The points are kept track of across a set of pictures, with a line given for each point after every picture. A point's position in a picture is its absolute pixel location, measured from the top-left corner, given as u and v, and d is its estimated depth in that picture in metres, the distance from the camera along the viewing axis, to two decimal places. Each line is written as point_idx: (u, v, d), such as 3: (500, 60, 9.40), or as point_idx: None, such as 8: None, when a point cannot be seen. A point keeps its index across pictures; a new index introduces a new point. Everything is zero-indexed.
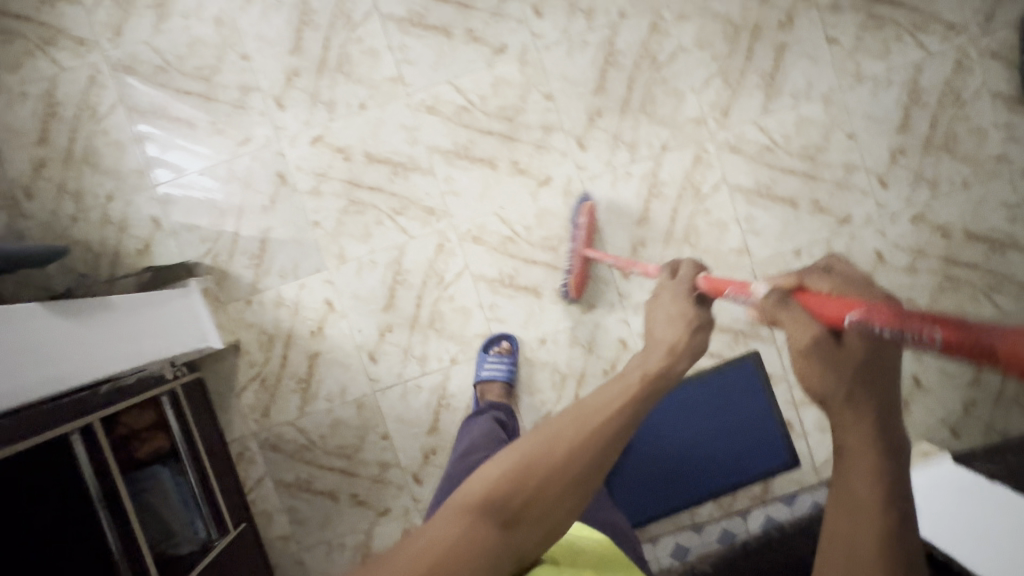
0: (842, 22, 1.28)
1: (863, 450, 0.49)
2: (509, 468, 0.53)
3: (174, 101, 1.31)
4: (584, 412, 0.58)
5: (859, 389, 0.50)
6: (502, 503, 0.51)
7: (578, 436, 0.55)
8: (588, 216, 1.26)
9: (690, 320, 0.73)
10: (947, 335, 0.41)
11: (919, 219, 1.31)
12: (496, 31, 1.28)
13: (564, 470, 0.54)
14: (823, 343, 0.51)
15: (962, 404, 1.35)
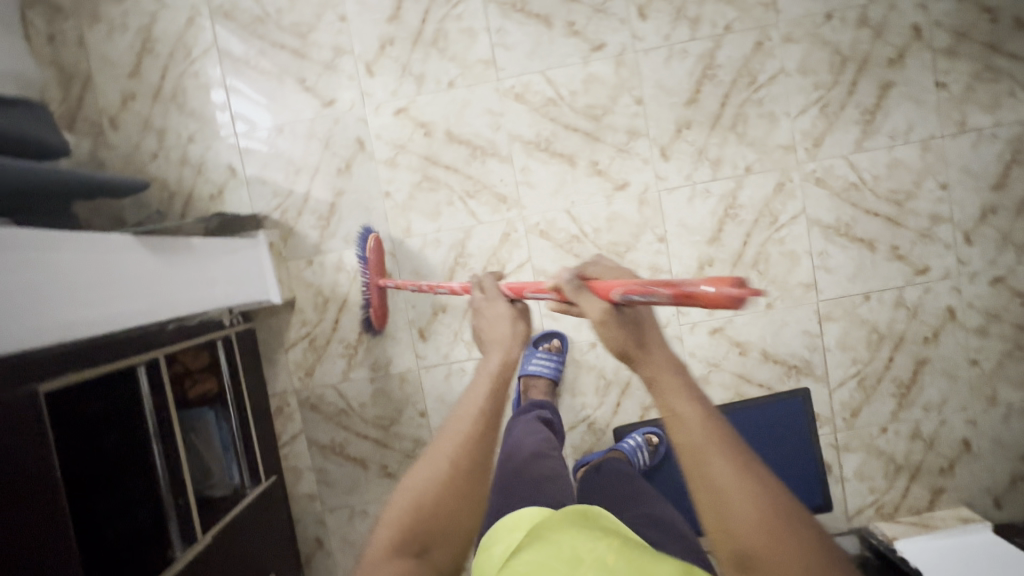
0: (955, 68, 1.23)
1: (675, 395, 0.56)
2: (397, 519, 0.60)
3: (266, 52, 1.30)
4: (447, 434, 0.66)
5: (644, 342, 0.59)
6: (408, 542, 0.59)
7: (455, 447, 0.64)
8: (373, 249, 1.21)
9: (514, 310, 0.79)
10: (677, 290, 0.54)
11: (998, 281, 1.27)
12: (597, 28, 1.26)
13: (448, 492, 0.61)
14: (613, 316, 0.60)
15: (1010, 476, 1.32)
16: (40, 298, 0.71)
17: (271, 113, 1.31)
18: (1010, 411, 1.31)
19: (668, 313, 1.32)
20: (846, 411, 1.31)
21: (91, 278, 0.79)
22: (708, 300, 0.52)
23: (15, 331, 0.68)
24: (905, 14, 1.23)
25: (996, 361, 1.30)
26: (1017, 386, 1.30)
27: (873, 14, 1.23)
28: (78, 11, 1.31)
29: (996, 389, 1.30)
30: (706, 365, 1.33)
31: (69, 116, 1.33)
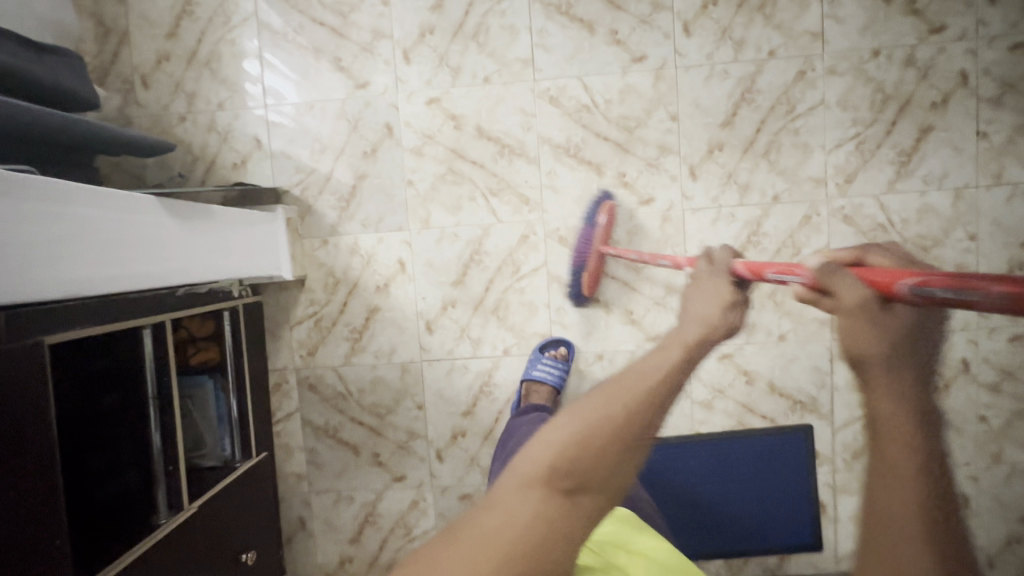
0: (998, 119, 1.21)
1: (904, 434, 0.45)
2: (560, 445, 0.54)
3: (306, 28, 1.29)
4: (617, 392, 0.56)
5: (902, 353, 0.47)
6: (565, 473, 0.53)
7: (619, 418, 0.54)
8: (606, 215, 1.22)
9: (730, 298, 0.67)
10: (1008, 287, 0.39)
11: (1017, 339, 1.25)
12: (640, 39, 1.24)
13: (617, 447, 0.54)
14: (870, 313, 0.49)
15: (1006, 537, 1.29)
16: (51, 249, 0.70)
17: (303, 89, 1.30)
18: (1014, 472, 1.28)
19: None
20: (847, 452, 1.30)
21: (105, 235, 0.78)
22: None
23: (23, 280, 0.66)
24: (953, 58, 1.21)
25: (1006, 419, 1.27)
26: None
27: (921, 55, 1.21)
28: None
29: (1002, 447, 1.28)
30: (711, 390, 1.31)
31: (103, 71, 1.33)
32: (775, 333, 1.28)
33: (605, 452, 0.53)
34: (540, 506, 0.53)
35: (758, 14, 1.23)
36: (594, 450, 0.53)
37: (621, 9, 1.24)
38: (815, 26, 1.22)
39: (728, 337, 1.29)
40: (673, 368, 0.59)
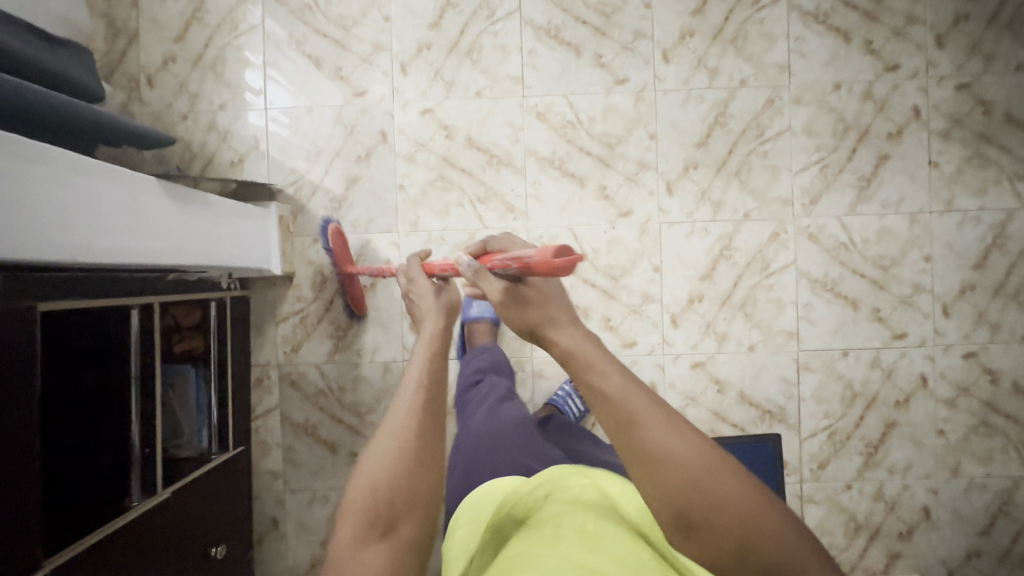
0: (948, 150, 1.32)
1: (594, 374, 0.61)
2: (362, 500, 0.67)
3: (309, 39, 1.36)
4: (385, 435, 0.71)
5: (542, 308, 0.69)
6: (378, 520, 0.66)
7: (396, 445, 0.69)
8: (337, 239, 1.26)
9: (443, 291, 0.92)
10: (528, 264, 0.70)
11: (971, 356, 1.33)
12: (622, 64, 1.34)
13: (399, 474, 0.68)
14: (507, 297, 0.71)
15: (965, 551, 1.33)
16: (49, 214, 0.72)
17: (301, 94, 1.37)
18: (971, 486, 1.33)
19: (654, 342, 1.34)
20: (813, 462, 1.34)
21: (103, 208, 0.81)
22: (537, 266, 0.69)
23: (16, 239, 0.68)
24: (907, 94, 1.32)
25: (963, 434, 1.33)
26: (981, 462, 1.33)
27: (878, 90, 1.32)
28: None
29: (960, 462, 1.33)
30: (684, 398, 1.35)
31: (109, 69, 1.38)
32: (745, 344, 1.34)
33: (395, 482, 0.67)
34: (370, 557, 0.64)
35: (731, 46, 1.33)
36: (382, 490, 0.67)
37: (606, 35, 1.34)
38: (782, 60, 1.33)
39: (701, 347, 1.34)
40: (426, 377, 0.77)
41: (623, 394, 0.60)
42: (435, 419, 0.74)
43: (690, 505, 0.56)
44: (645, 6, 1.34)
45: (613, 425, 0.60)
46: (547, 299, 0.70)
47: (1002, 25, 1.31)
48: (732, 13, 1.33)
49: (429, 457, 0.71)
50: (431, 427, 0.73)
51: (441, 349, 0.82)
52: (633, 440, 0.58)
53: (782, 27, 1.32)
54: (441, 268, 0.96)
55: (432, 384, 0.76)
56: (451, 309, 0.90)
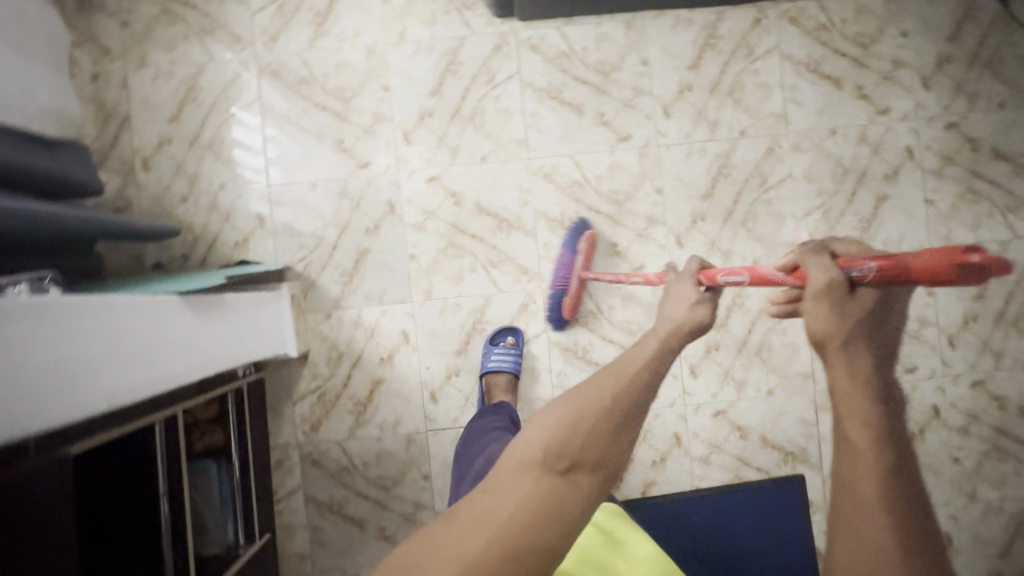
0: (942, 188, 1.36)
1: (854, 402, 0.53)
2: (552, 429, 0.62)
3: (309, 113, 1.36)
4: (603, 388, 0.68)
5: (869, 325, 0.61)
6: (556, 455, 0.60)
7: (601, 407, 0.64)
8: (587, 244, 1.30)
9: (696, 298, 0.89)
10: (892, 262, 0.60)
11: (978, 384, 1.37)
12: (624, 121, 1.36)
13: (601, 430, 0.62)
14: (835, 297, 0.63)
15: (987, 574, 1.37)
16: (92, 367, 0.70)
17: (305, 169, 1.35)
18: (988, 509, 1.37)
19: (674, 393, 1.36)
20: None
21: (139, 343, 0.79)
22: (917, 269, 0.59)
23: (75, 402, 0.68)
24: (899, 135, 1.36)
25: (976, 460, 1.37)
26: (995, 485, 1.37)
27: (871, 133, 1.36)
28: (125, 54, 1.35)
29: (976, 487, 1.37)
30: (708, 446, 1.37)
31: (101, 153, 1.35)
32: (763, 388, 1.36)
33: (594, 431, 0.62)
34: (538, 487, 0.59)
35: (729, 98, 1.36)
36: (575, 431, 0.62)
37: (606, 94, 1.36)
38: (779, 109, 1.36)
39: (721, 394, 1.36)
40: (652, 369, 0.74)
41: (879, 437, 0.51)
42: (645, 404, 0.68)
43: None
44: (642, 63, 1.36)
45: (853, 479, 0.49)
46: (873, 316, 0.62)
47: (983, 65, 1.36)
48: (727, 66, 1.36)
49: (629, 430, 0.65)
50: (640, 406, 0.66)
51: (673, 351, 0.79)
52: (864, 492, 0.48)
53: (776, 78, 1.36)
54: (729, 275, 0.84)
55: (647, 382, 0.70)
56: (698, 325, 0.85)
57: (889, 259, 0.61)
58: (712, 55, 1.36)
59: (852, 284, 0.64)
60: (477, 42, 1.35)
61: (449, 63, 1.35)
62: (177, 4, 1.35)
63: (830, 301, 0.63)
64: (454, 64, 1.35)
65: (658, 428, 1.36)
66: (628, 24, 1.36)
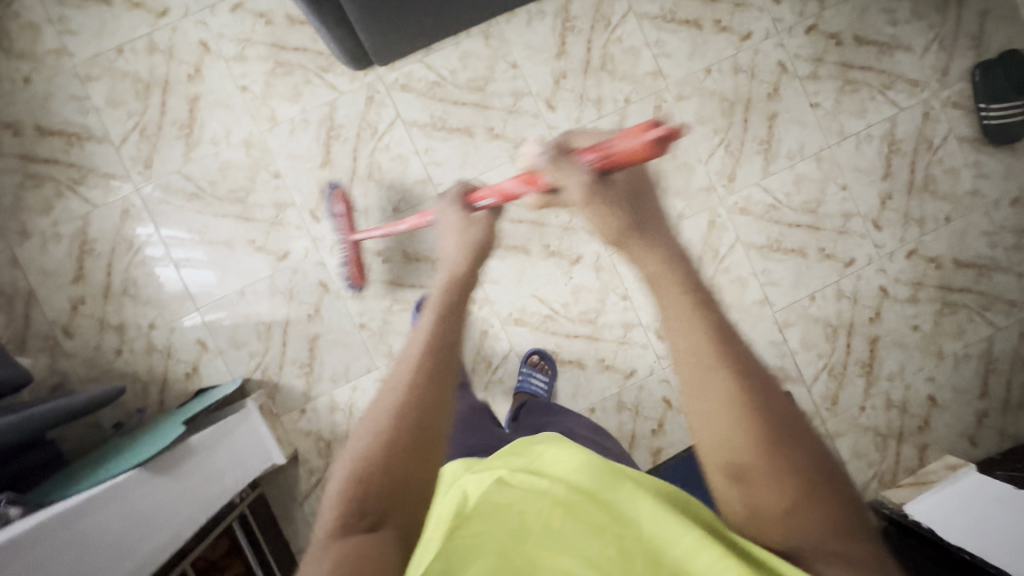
0: (822, 88, 1.42)
1: (667, 281, 0.56)
2: (351, 477, 0.50)
3: (212, 224, 1.33)
4: (380, 407, 0.55)
5: (640, 223, 0.62)
6: (359, 510, 0.48)
7: (393, 407, 0.54)
8: (341, 202, 1.32)
9: (467, 224, 0.86)
10: (598, 155, 0.63)
11: (913, 254, 1.45)
12: (515, 127, 1.37)
13: (392, 453, 0.51)
14: (603, 195, 0.63)
15: (975, 416, 1.47)
16: None
17: (227, 281, 1.34)
18: (957, 360, 1.47)
19: (650, 361, 1.41)
20: (826, 401, 1.45)
21: (109, 536, 0.78)
22: (628, 155, 0.61)
23: None
24: (768, 54, 1.41)
25: (933, 321, 1.46)
26: (957, 336, 1.47)
27: (743, 60, 1.41)
28: (3, 231, 1.30)
29: (941, 344, 1.47)
30: None
31: (17, 338, 1.30)
32: None
33: (386, 461, 0.51)
34: (353, 551, 0.45)
35: (603, 72, 1.38)
36: (381, 455, 0.51)
37: (488, 107, 1.37)
38: (652, 67, 1.39)
39: None
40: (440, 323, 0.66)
41: (690, 309, 0.54)
42: (450, 376, 0.59)
43: (747, 443, 0.48)
44: (512, 67, 1.37)
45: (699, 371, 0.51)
46: (632, 198, 0.64)
47: None
48: (592, 42, 1.38)
49: (433, 417, 0.54)
50: (437, 375, 0.58)
51: (467, 281, 0.77)
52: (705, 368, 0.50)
53: (639, 39, 1.39)
54: (484, 198, 0.88)
55: (446, 342, 0.62)
56: (478, 255, 0.82)
57: (603, 147, 0.63)
58: (574, 37, 1.38)
59: (598, 172, 0.64)
60: (349, 100, 1.35)
61: (329, 130, 1.34)
62: (39, 164, 1.30)
63: (599, 200, 0.63)
64: (334, 129, 1.34)
65: (647, 399, 1.41)
66: (485, 34, 1.37)
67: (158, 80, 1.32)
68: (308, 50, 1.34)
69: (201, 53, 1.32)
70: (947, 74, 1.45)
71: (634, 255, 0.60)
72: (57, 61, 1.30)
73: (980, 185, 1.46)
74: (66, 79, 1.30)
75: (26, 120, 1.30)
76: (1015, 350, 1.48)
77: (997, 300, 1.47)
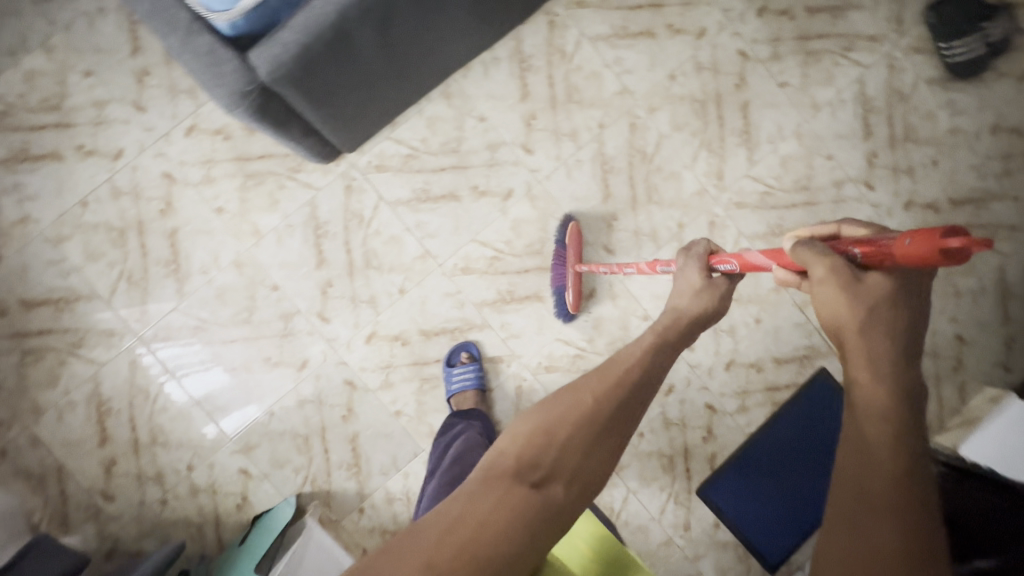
0: (786, 66, 1.42)
1: (872, 372, 0.58)
2: (540, 430, 0.64)
3: (224, 352, 1.30)
4: (578, 389, 0.68)
5: (873, 321, 0.60)
6: (534, 465, 0.61)
7: (588, 404, 0.66)
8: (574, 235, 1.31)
9: (699, 285, 0.81)
10: (863, 250, 0.61)
11: (910, 204, 1.46)
12: (498, 179, 1.35)
13: (585, 438, 0.64)
14: (849, 289, 0.60)
15: (1004, 343, 1.49)
16: None
17: (254, 403, 1.31)
18: (975, 295, 1.49)
19: (685, 373, 1.42)
20: None
21: None
22: (901, 257, 0.56)
23: None
24: (726, 45, 1.41)
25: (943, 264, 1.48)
26: (968, 273, 1.49)
27: (704, 58, 1.40)
28: (17, 413, 1.27)
29: (956, 283, 1.48)
30: (739, 396, 1.43)
31: (59, 514, 1.27)
32: (751, 321, 1.43)
33: (570, 444, 0.63)
34: (513, 499, 0.59)
35: (571, 103, 1.37)
36: (570, 430, 0.64)
37: (467, 166, 1.35)
38: (617, 87, 1.38)
39: (722, 348, 1.42)
40: (649, 352, 0.74)
41: (887, 405, 0.56)
42: (633, 412, 0.68)
43: (883, 532, 0.50)
44: (481, 121, 1.35)
45: (862, 450, 0.54)
46: (899, 307, 0.61)
47: None
48: (552, 77, 1.37)
49: (615, 427, 0.66)
50: (632, 411, 0.68)
51: (688, 331, 0.80)
52: (870, 446, 0.54)
53: (598, 62, 1.37)
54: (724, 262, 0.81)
55: (642, 375, 0.71)
56: (709, 316, 0.82)
57: (878, 244, 0.58)
58: (534, 76, 1.36)
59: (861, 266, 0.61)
60: (327, 194, 1.32)
61: (315, 230, 1.32)
62: (33, 337, 1.26)
63: (839, 288, 0.60)
64: (320, 227, 1.32)
65: (691, 410, 1.42)
66: (446, 95, 1.35)
67: (132, 222, 1.28)
68: (274, 155, 1.31)
69: (168, 184, 1.29)
70: (901, 21, 1.45)
71: (851, 344, 0.61)
72: (25, 229, 1.26)
73: (958, 121, 1.47)
74: (38, 245, 1.26)
75: (9, 297, 1.26)
76: None
77: (1001, 228, 1.48)
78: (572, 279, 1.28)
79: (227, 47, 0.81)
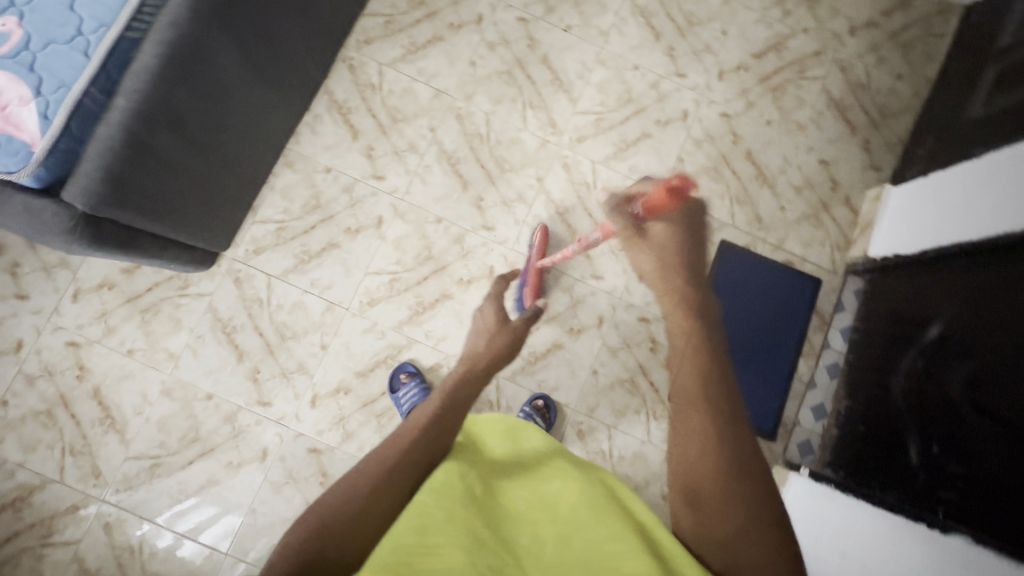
0: (563, 14, 1.58)
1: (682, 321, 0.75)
2: (327, 504, 0.65)
3: (187, 475, 1.33)
4: (373, 457, 0.72)
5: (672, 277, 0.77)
6: (324, 545, 0.61)
7: (381, 459, 0.71)
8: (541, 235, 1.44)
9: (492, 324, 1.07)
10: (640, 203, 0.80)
11: (723, 74, 1.60)
12: (365, 213, 1.45)
13: (377, 491, 0.67)
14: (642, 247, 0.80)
15: (862, 149, 1.61)
16: None
17: (234, 510, 1.33)
18: (817, 120, 1.61)
19: (606, 299, 1.48)
20: (753, 223, 1.57)
21: None
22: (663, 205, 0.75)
23: None
24: (505, 18, 1.56)
25: (776, 109, 1.61)
26: (801, 105, 1.62)
27: (492, 36, 1.55)
28: None
29: (796, 119, 1.61)
30: None
31: None
32: None
33: (362, 504, 0.65)
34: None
35: (398, 123, 1.49)
36: (362, 493, 0.67)
37: (333, 215, 1.45)
38: (431, 92, 1.51)
39: None
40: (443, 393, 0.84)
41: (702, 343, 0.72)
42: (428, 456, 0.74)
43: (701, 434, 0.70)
44: (328, 171, 1.46)
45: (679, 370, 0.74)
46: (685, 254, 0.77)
47: None
48: (372, 109, 1.49)
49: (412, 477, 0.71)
50: (426, 453, 0.73)
51: (481, 361, 0.97)
52: (685, 375, 0.72)
53: (405, 80, 1.51)
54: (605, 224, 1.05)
55: (439, 411, 0.80)
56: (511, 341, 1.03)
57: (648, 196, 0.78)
58: (357, 115, 1.49)
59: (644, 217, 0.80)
60: (221, 295, 1.39)
61: (225, 329, 1.38)
62: (4, 546, 1.28)
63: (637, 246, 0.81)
64: (227, 325, 1.39)
65: (628, 330, 1.48)
66: (289, 164, 1.45)
67: (55, 400, 1.33)
68: (160, 283, 1.38)
69: (74, 350, 1.34)
70: None
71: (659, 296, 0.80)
72: None
73: None
74: None
75: None
76: (848, 82, 1.63)
77: (807, 59, 1.63)
78: (532, 272, 1.40)
79: (42, 199, 0.91)
